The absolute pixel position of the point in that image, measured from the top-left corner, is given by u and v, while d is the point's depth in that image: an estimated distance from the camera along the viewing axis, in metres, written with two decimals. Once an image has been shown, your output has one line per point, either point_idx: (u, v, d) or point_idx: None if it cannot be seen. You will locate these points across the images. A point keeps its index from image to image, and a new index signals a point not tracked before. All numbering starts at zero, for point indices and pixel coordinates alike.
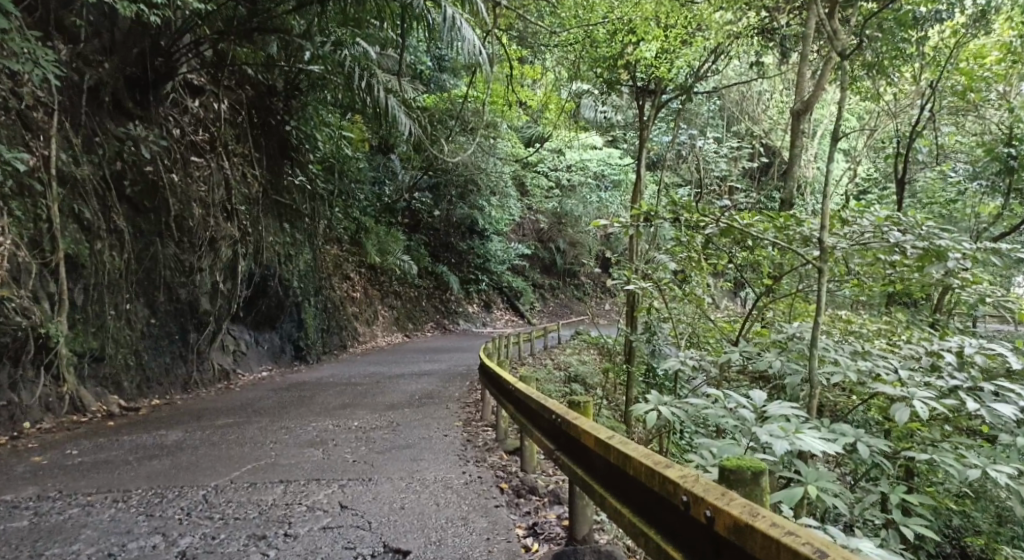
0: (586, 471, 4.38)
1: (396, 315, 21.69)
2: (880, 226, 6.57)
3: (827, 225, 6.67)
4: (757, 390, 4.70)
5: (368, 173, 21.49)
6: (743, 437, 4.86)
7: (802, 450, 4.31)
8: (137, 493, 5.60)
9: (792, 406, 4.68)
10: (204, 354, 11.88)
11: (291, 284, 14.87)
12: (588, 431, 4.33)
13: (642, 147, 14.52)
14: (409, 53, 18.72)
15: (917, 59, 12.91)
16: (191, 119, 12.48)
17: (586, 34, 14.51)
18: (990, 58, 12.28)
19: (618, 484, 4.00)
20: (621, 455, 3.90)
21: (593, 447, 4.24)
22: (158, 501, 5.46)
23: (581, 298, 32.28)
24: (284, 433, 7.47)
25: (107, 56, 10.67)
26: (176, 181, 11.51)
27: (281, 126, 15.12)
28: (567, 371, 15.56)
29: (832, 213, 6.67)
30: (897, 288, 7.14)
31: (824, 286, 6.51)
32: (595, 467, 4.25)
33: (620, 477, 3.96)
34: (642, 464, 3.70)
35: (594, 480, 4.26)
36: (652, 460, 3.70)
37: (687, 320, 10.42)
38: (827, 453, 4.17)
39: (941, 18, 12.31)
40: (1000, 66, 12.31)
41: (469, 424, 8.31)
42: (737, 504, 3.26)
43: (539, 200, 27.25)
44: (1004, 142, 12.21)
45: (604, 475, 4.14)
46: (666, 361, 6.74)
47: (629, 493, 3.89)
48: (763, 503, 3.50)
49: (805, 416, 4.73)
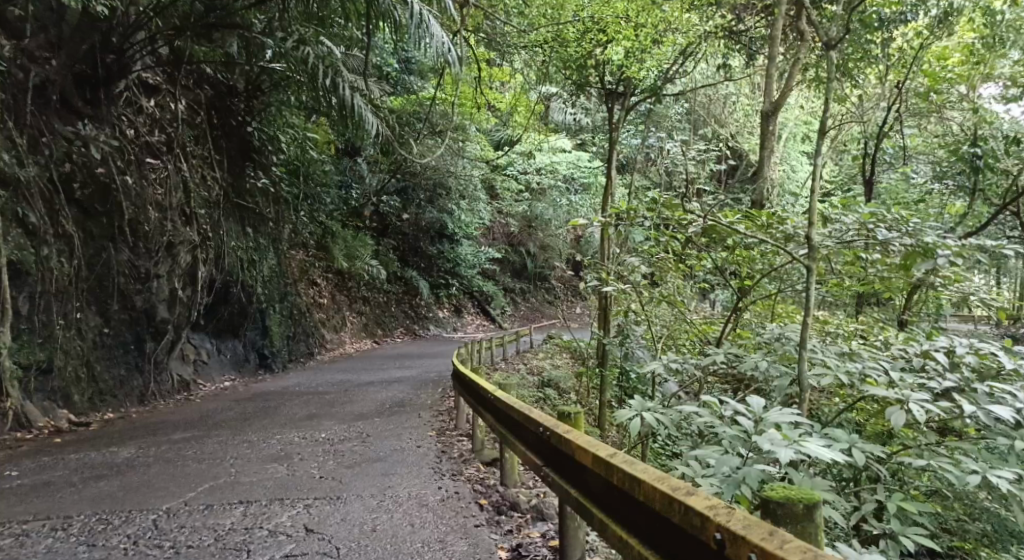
0: (582, 492, 4.06)
1: (364, 320, 21.24)
2: (864, 224, 6.33)
3: (815, 220, 6.39)
4: (756, 396, 4.38)
5: (334, 176, 20.98)
6: (740, 446, 4.56)
7: (808, 458, 4.03)
8: (79, 520, 5.15)
9: (793, 411, 4.39)
10: (162, 364, 11.38)
11: (254, 291, 14.38)
12: (586, 449, 3.98)
13: (613, 149, 14.24)
14: (375, 55, 18.36)
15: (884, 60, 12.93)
16: (146, 120, 11.94)
17: (556, 33, 14.26)
18: (953, 59, 12.64)
19: (622, 510, 3.68)
20: (629, 479, 3.57)
21: (591, 466, 3.91)
22: (103, 528, 5.02)
23: (552, 302, 32.00)
24: (245, 448, 7.06)
25: (54, 52, 10.13)
26: (130, 184, 10.98)
27: (242, 128, 14.59)
28: (540, 376, 15.27)
29: (820, 208, 6.39)
30: (879, 288, 6.94)
31: (814, 285, 6.25)
32: (594, 489, 3.92)
33: (625, 503, 3.64)
34: (659, 491, 3.38)
35: (592, 502, 3.94)
36: (670, 486, 3.38)
37: (664, 324, 10.16)
38: (837, 461, 3.91)
39: (907, 20, 11.69)
40: (962, 68, 12.53)
41: (443, 433, 7.96)
42: (790, 546, 2.93)
43: (508, 203, 26.97)
44: (969, 142, 11.94)
45: (604, 498, 3.82)
46: (647, 364, 6.47)
47: (637, 520, 3.57)
48: (811, 539, 3.24)
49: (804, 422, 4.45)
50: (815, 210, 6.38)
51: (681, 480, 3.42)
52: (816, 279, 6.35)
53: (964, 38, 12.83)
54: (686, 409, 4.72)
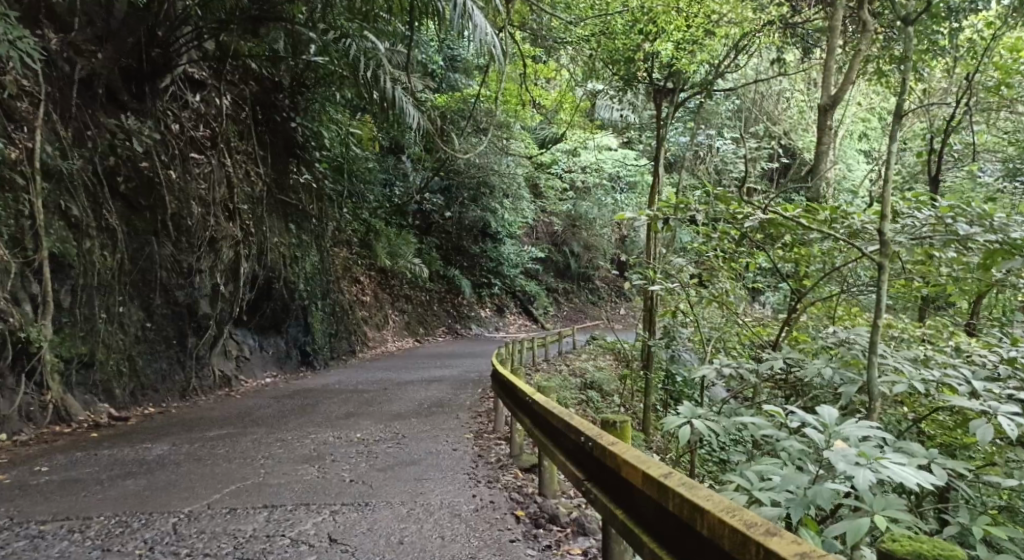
0: (629, 514, 3.74)
1: (407, 319, 21.12)
2: (941, 219, 5.85)
3: (888, 214, 5.91)
4: (830, 407, 3.99)
5: (378, 173, 20.92)
6: (808, 461, 4.20)
7: (888, 479, 3.66)
8: (99, 522, 5.01)
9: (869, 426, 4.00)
10: (204, 360, 11.35)
11: (297, 287, 14.32)
12: (636, 467, 3.65)
13: (660, 146, 13.79)
14: (421, 51, 18.25)
15: (950, 53, 12.32)
16: (191, 114, 11.91)
17: (604, 24, 13.95)
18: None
19: (677, 540, 3.36)
20: (690, 508, 3.24)
21: (645, 492, 3.56)
22: (121, 531, 4.87)
23: (596, 302, 31.54)
24: (278, 447, 6.88)
25: (100, 46, 10.11)
26: (174, 178, 10.95)
27: (286, 123, 14.55)
28: (583, 377, 14.95)
29: (893, 200, 5.91)
30: (951, 289, 6.48)
31: (887, 284, 5.76)
32: (644, 512, 3.60)
33: (682, 533, 3.31)
34: (726, 524, 3.05)
35: (641, 527, 3.62)
36: (741, 520, 3.05)
37: (714, 327, 9.74)
38: (925, 485, 3.55)
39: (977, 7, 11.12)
40: None
41: (481, 436, 7.70)
42: None
43: (553, 202, 26.68)
44: None
45: (656, 523, 3.50)
46: (700, 369, 6.13)
47: (695, 554, 3.24)
48: None
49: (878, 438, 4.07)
50: (888, 202, 5.91)
51: (751, 513, 3.09)
52: (888, 279, 5.87)
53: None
54: (746, 418, 4.34)
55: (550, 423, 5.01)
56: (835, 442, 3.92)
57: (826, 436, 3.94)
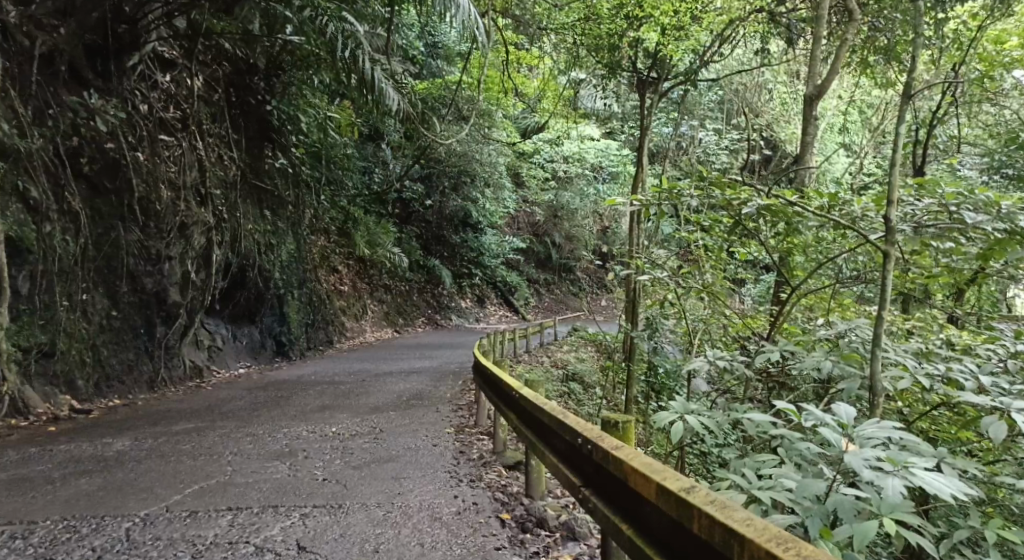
0: (638, 529, 3.43)
1: (386, 309, 20.75)
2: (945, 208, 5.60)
3: (894, 199, 5.62)
4: (848, 406, 3.70)
5: (357, 161, 20.47)
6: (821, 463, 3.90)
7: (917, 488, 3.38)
8: (44, 527, 4.65)
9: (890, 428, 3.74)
10: (174, 350, 10.96)
11: (272, 275, 13.92)
12: (650, 479, 3.33)
13: (644, 136, 13.51)
14: (401, 36, 17.86)
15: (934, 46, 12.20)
16: (161, 95, 11.44)
17: (588, 10, 13.64)
18: (1010, 43, 11.58)
19: None
20: (723, 533, 2.92)
21: (661, 508, 3.24)
22: (68, 538, 4.51)
23: (577, 294, 31.29)
24: (247, 442, 6.53)
25: (63, 19, 9.40)
26: (142, 160, 10.49)
27: (261, 106, 14.00)
28: (565, 369, 14.72)
29: (899, 185, 5.62)
30: (946, 280, 6.28)
31: (892, 274, 5.48)
32: (658, 530, 3.29)
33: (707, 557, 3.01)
34: (772, 555, 2.74)
35: (654, 545, 3.31)
36: (790, 554, 2.74)
37: (700, 319, 9.49)
38: (959, 496, 3.28)
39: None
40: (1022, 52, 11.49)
41: (462, 430, 7.40)
42: None
43: (534, 192, 26.36)
44: None
45: (673, 543, 3.19)
46: (693, 362, 5.87)
47: None
48: None
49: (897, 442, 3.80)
50: (892, 189, 5.63)
51: (798, 544, 2.78)
52: (893, 268, 5.59)
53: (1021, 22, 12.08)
54: (750, 417, 4.06)
55: (542, 422, 4.68)
56: (857, 445, 3.64)
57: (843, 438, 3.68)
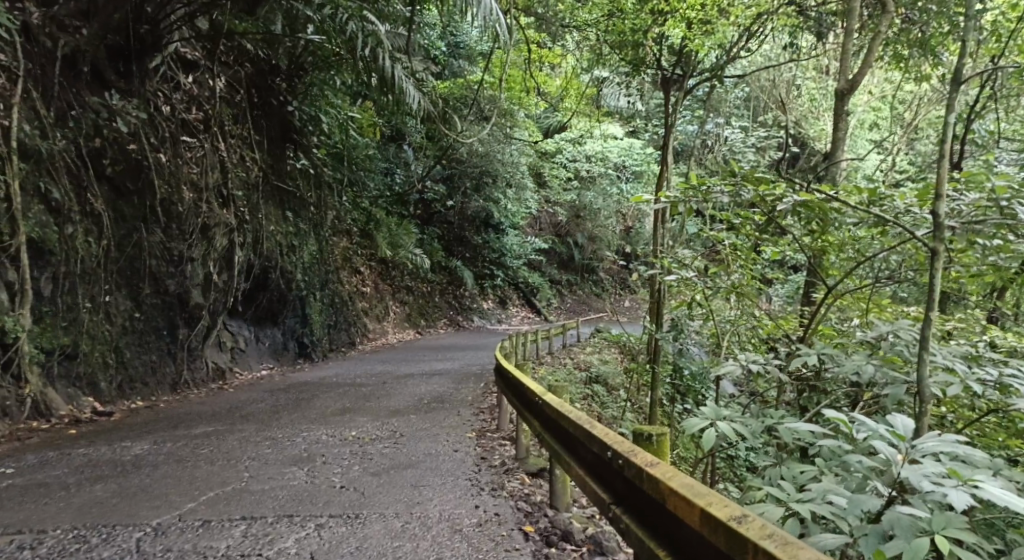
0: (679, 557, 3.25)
1: (408, 310, 20.67)
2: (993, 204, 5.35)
3: (940, 193, 5.38)
4: (906, 419, 3.64)
5: (380, 161, 20.40)
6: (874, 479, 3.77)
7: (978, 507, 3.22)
8: (55, 536, 4.56)
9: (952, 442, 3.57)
10: (196, 352, 10.95)
11: (294, 277, 13.87)
12: (694, 504, 3.14)
13: (669, 134, 13.26)
14: (423, 36, 17.78)
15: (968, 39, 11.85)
16: (183, 96, 11.38)
17: (612, 6, 13.43)
18: None
19: None
20: None
21: (707, 537, 3.06)
22: (77, 548, 4.41)
23: (600, 294, 31.01)
24: (265, 447, 6.43)
25: (86, 21, 9.49)
26: (163, 161, 10.44)
27: (282, 107, 13.96)
28: (588, 371, 14.55)
29: (944, 179, 5.37)
30: (987, 280, 6.04)
31: (938, 274, 5.25)
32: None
33: None
34: None
35: None
36: None
37: (728, 320, 9.28)
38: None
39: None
40: None
41: (485, 435, 7.25)
42: None
43: (557, 192, 26.16)
44: None
45: None
46: (727, 366, 5.80)
47: None
48: None
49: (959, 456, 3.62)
50: (940, 182, 5.37)
51: None
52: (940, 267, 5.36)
53: None
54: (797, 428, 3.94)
55: (566, 432, 4.50)
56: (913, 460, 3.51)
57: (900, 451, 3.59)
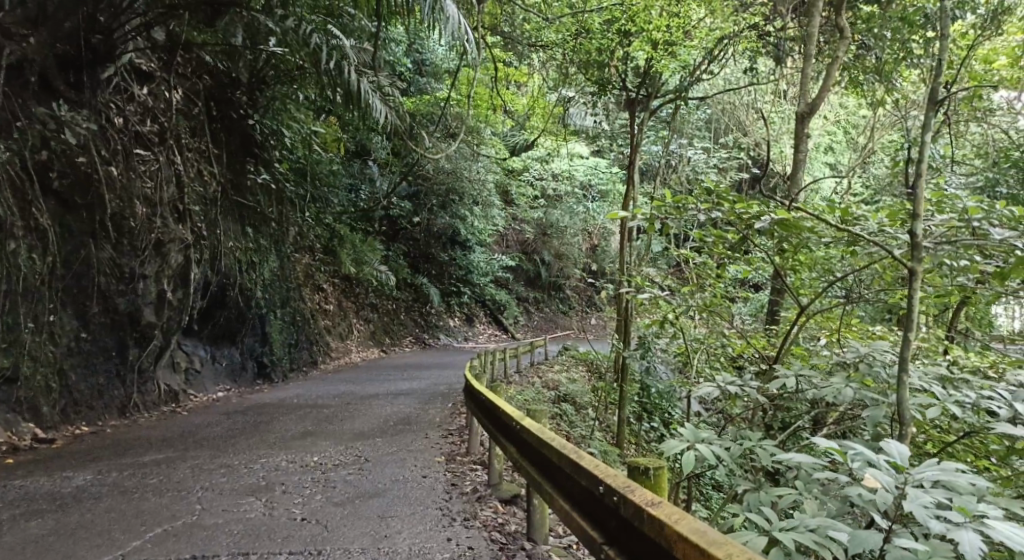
0: None
1: (372, 328, 20.30)
2: (971, 224, 5.20)
3: (920, 210, 5.20)
4: (899, 443, 3.43)
5: (344, 178, 20.07)
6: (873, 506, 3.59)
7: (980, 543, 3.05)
8: None
9: (956, 469, 3.38)
10: (146, 373, 10.58)
11: (254, 295, 13.49)
12: (707, 553, 2.89)
13: (635, 152, 13.18)
14: (388, 52, 17.58)
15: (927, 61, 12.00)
16: (137, 108, 10.89)
17: (579, 23, 13.39)
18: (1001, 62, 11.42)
19: None
20: None
21: None
22: None
23: (566, 312, 30.84)
24: (220, 475, 6.10)
25: (32, 27, 8.69)
26: (115, 175, 9.89)
27: (243, 121, 13.43)
28: (556, 390, 14.32)
29: (923, 195, 5.22)
30: (954, 299, 5.99)
31: (917, 293, 5.09)
32: None
33: None
34: None
35: None
36: None
37: (698, 338, 9.15)
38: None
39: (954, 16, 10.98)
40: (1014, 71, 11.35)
41: (452, 459, 6.97)
42: None
43: (523, 209, 26.04)
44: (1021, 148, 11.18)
45: None
46: (702, 388, 5.60)
47: None
48: None
49: (962, 485, 3.43)
50: (919, 198, 5.20)
51: None
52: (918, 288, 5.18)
53: (1010, 40, 11.97)
54: (785, 456, 3.75)
55: (550, 461, 4.26)
56: (911, 488, 3.33)
57: (894, 479, 3.39)
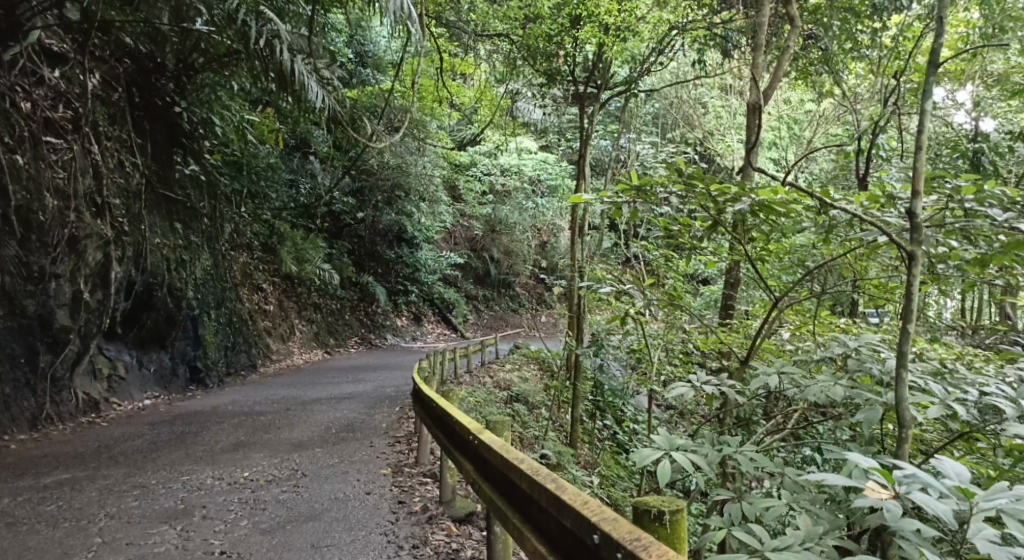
0: None
1: (316, 329, 19.47)
2: (972, 207, 4.73)
3: (920, 187, 4.69)
4: (953, 465, 3.05)
5: (284, 172, 19.17)
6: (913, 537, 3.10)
7: None
8: None
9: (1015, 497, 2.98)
10: (61, 382, 9.72)
11: (184, 295, 12.64)
12: None
13: (586, 146, 12.65)
14: (327, 40, 16.73)
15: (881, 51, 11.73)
16: (48, 92, 9.89)
17: (527, 10, 12.78)
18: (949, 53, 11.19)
19: None
20: None
21: None
22: None
23: (516, 309, 30.23)
24: (134, 499, 5.42)
25: None
26: (20, 164, 9.00)
27: (170, 108, 12.46)
28: (507, 390, 13.76)
29: (921, 169, 4.71)
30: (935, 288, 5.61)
31: (918, 281, 4.59)
32: None
33: None
34: None
35: None
36: None
37: (656, 334, 8.70)
38: None
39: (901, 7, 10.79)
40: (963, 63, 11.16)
41: (400, 470, 6.35)
42: None
43: (471, 205, 25.35)
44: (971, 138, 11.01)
45: None
46: (673, 388, 5.12)
47: None
48: None
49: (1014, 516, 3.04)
50: (919, 173, 4.69)
51: None
52: (918, 274, 4.67)
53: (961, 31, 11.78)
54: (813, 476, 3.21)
55: (521, 489, 3.67)
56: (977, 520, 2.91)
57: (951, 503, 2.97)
